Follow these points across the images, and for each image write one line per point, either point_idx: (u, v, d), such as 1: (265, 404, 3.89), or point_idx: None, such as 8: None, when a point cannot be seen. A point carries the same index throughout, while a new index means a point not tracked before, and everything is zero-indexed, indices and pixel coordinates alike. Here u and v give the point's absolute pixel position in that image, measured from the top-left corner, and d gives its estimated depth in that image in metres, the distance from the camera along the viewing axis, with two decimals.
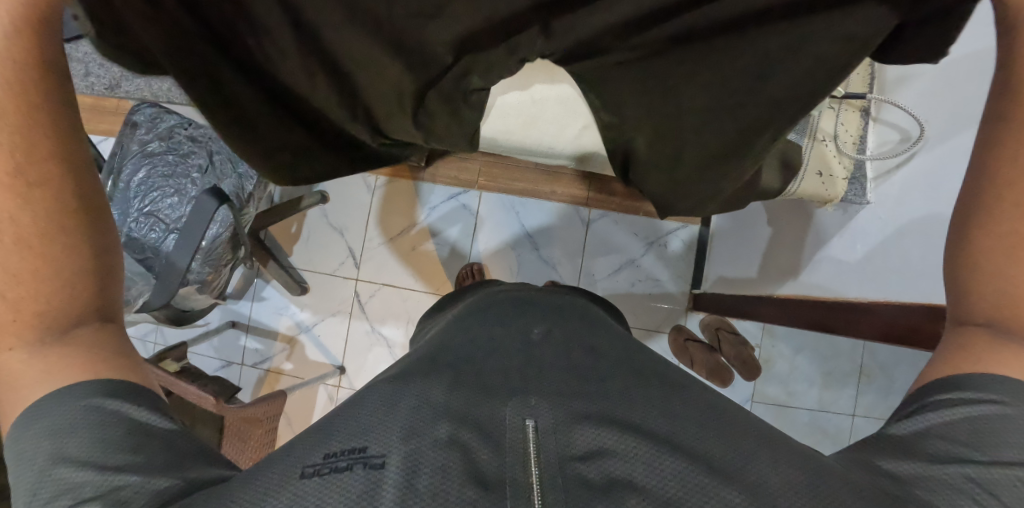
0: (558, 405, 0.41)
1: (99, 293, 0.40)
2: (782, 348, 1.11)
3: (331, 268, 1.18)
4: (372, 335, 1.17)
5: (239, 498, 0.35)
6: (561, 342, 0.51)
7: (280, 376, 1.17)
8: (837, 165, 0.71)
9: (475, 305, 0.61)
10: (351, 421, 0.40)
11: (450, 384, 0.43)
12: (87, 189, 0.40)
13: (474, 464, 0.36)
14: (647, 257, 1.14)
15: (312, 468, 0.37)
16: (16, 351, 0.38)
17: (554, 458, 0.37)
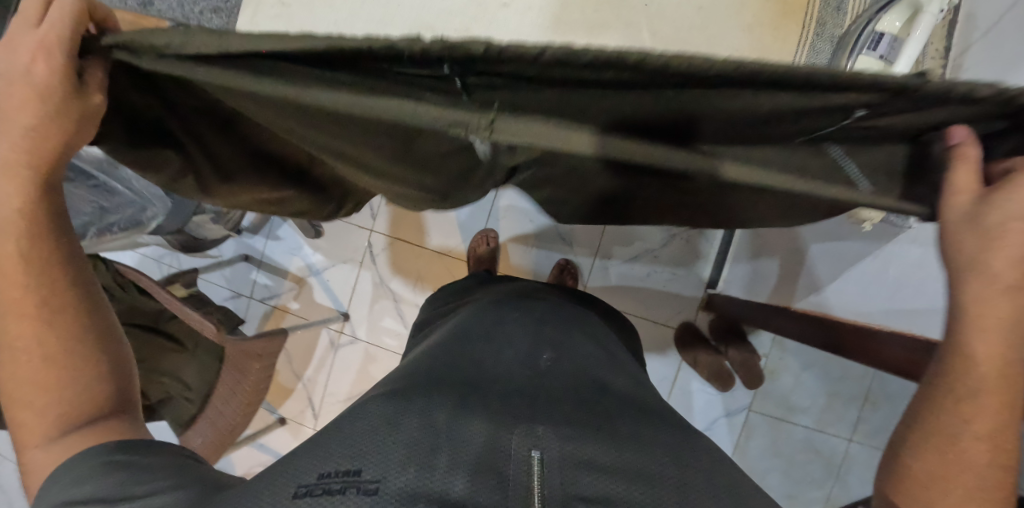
0: (567, 447, 0.42)
1: (116, 384, 0.46)
2: (790, 362, 1.08)
3: (347, 216, 1.17)
4: (380, 287, 1.17)
5: None
6: (568, 370, 0.53)
7: (286, 314, 1.19)
8: None
9: (485, 315, 0.62)
10: (342, 442, 0.43)
11: (453, 409, 0.45)
12: (85, 299, 0.45)
13: (472, 499, 0.38)
14: (667, 249, 1.10)
15: (306, 488, 0.39)
16: (38, 447, 0.43)
17: (558, 494, 0.39)
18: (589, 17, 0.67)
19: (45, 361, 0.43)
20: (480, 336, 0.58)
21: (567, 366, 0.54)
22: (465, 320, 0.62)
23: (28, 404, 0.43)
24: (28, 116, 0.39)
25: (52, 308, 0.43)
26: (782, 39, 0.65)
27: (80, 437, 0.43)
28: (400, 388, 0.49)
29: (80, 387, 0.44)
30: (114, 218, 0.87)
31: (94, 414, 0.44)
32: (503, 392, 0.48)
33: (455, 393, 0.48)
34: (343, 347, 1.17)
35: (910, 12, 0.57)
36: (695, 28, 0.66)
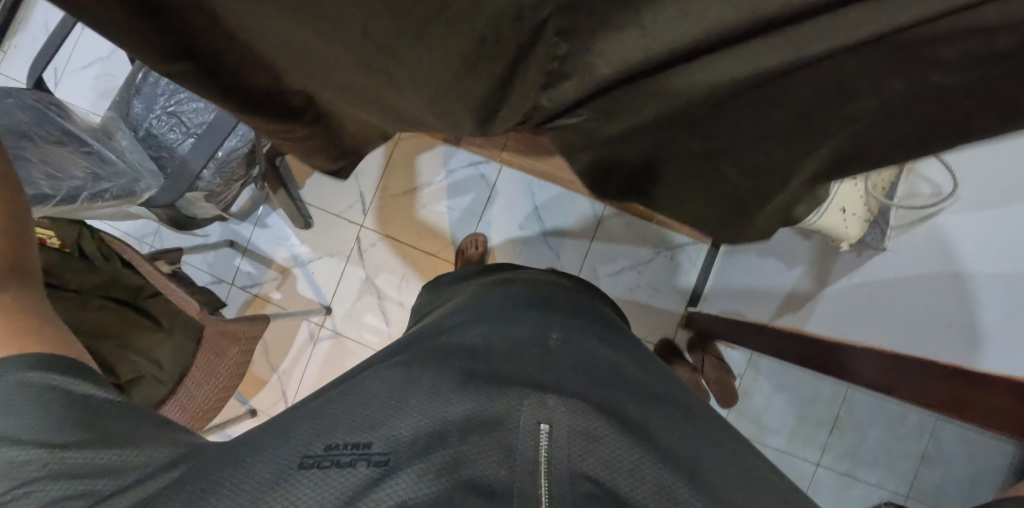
0: (575, 417, 0.43)
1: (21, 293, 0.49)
2: (763, 383, 1.10)
3: (338, 209, 1.18)
4: (365, 282, 1.17)
5: (240, 479, 0.39)
6: (573, 350, 0.54)
7: (267, 303, 1.18)
8: (862, 206, 0.70)
9: (485, 297, 0.63)
10: (350, 415, 0.44)
11: (461, 381, 0.46)
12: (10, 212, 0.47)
13: (479, 474, 0.38)
14: (651, 265, 1.14)
15: (312, 459, 0.40)
16: None
17: (566, 471, 0.39)
18: None
19: None
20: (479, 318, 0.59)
21: (575, 346, 0.55)
22: (460, 306, 0.62)
23: None
24: None
25: None
26: None
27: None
28: (409, 360, 0.51)
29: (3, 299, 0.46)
30: (105, 185, 0.82)
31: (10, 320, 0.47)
32: (513, 365, 0.50)
33: (454, 368, 0.48)
34: (323, 340, 1.16)
35: None
36: None
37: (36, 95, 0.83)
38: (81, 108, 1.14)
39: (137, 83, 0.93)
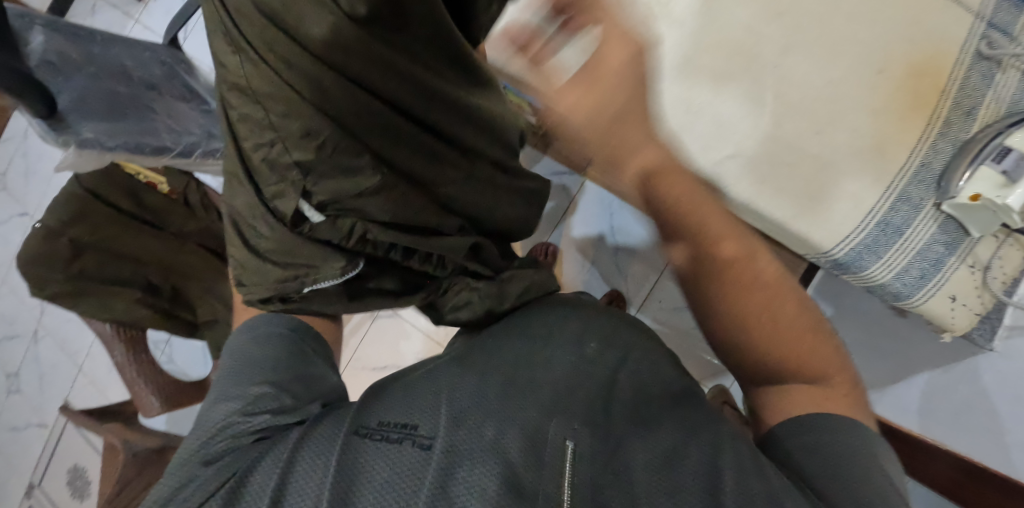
0: (598, 441, 0.43)
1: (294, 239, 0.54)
2: None
3: None
4: None
5: (310, 447, 0.42)
6: (645, 379, 0.53)
7: None
8: (975, 297, 0.65)
9: (546, 302, 0.65)
10: (406, 404, 0.46)
11: (500, 393, 0.47)
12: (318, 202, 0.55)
13: (513, 472, 0.39)
14: None
15: (366, 430, 0.43)
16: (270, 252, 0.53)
17: (588, 484, 0.40)
18: (718, 65, 0.68)
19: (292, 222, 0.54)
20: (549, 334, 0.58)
21: (636, 367, 0.55)
22: (526, 312, 0.62)
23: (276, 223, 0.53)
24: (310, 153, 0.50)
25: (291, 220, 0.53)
26: (906, 132, 0.64)
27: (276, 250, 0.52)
28: (469, 364, 0.52)
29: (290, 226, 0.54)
30: (218, 144, 0.90)
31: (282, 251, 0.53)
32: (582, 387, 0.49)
33: (498, 381, 0.49)
34: (382, 319, 1.20)
35: None
36: (820, 98, 0.66)
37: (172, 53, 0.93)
38: None
39: None
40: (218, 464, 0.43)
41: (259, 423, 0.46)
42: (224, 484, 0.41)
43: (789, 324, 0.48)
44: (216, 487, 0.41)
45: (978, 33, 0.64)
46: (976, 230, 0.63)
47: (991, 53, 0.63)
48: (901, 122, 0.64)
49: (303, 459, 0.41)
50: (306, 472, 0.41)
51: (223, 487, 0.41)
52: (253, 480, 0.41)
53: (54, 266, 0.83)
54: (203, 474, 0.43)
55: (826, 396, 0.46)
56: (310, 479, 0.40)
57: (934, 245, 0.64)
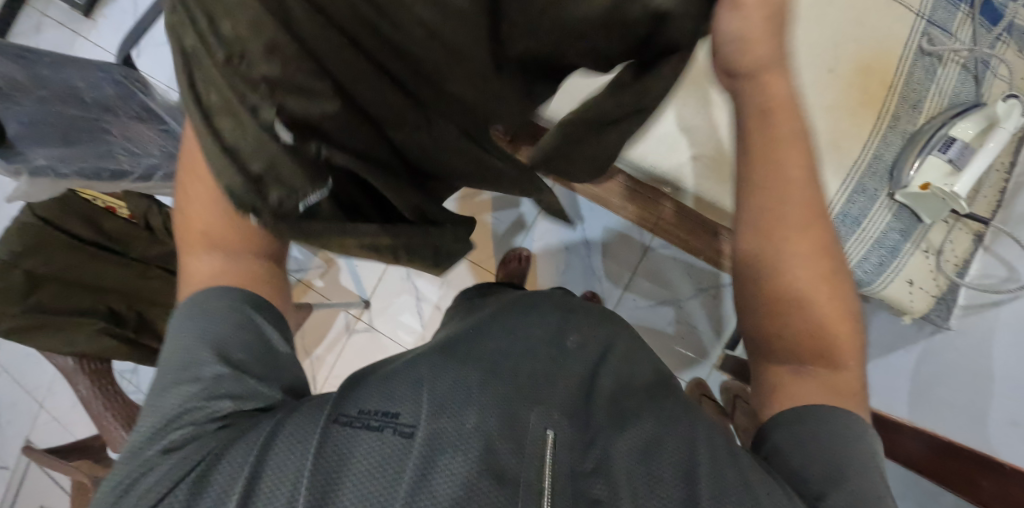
0: (576, 429, 0.45)
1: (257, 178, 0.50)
2: None
3: None
4: (406, 282, 1.18)
5: (285, 437, 0.41)
6: (626, 375, 0.54)
7: (308, 290, 1.21)
8: (932, 281, 0.69)
9: (523, 299, 0.65)
10: (383, 388, 0.45)
11: (481, 380, 0.46)
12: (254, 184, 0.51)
13: (494, 459, 0.40)
14: (692, 302, 1.13)
15: (345, 418, 0.42)
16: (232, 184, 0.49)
17: (567, 470, 0.41)
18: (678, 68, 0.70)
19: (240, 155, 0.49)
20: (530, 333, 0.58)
21: (614, 362, 0.56)
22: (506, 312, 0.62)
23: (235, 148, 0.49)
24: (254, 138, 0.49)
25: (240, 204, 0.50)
26: (859, 126, 0.67)
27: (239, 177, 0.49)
28: (449, 351, 0.51)
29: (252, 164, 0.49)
30: (180, 165, 0.85)
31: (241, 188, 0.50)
32: (565, 382, 0.50)
33: (481, 368, 0.48)
34: (358, 333, 1.18)
35: (984, 124, 0.65)
36: None
37: (125, 73, 0.90)
38: (158, 82, 1.19)
39: None
40: (177, 454, 0.42)
41: (231, 407, 0.44)
42: (190, 473, 0.40)
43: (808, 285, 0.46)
44: (179, 478, 0.40)
45: (920, 30, 0.68)
46: (925, 217, 0.67)
47: (932, 48, 0.67)
48: (854, 117, 0.67)
49: (275, 451, 0.40)
50: (280, 465, 0.40)
51: (189, 475, 0.40)
52: (223, 466, 0.40)
53: (10, 298, 0.80)
54: (162, 465, 0.41)
55: (825, 385, 0.46)
56: (283, 473, 0.39)
57: (890, 233, 0.67)
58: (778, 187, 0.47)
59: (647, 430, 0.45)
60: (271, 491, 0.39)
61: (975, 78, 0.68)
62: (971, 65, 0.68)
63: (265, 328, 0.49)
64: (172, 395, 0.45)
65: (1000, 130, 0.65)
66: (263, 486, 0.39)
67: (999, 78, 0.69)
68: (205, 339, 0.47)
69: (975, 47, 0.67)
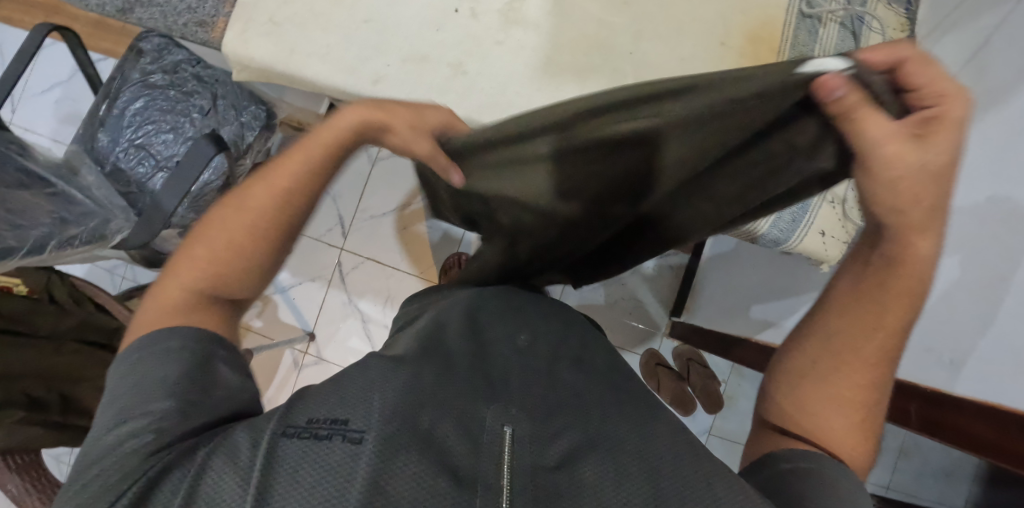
0: (538, 428, 0.44)
1: (271, 256, 0.52)
2: (746, 388, 1.15)
3: (318, 233, 1.16)
4: (349, 307, 1.15)
5: (227, 448, 0.40)
6: (576, 363, 0.55)
7: (248, 332, 1.16)
8: (841, 229, 0.74)
9: (474, 297, 0.64)
10: (336, 393, 0.44)
11: (440, 378, 0.47)
12: (281, 227, 0.52)
13: (451, 460, 0.41)
14: (634, 277, 1.16)
15: (294, 429, 0.41)
16: (239, 255, 0.50)
17: (527, 466, 0.41)
18: (578, 61, 0.71)
19: (267, 224, 0.51)
20: (480, 333, 0.56)
21: (554, 350, 0.56)
22: (460, 304, 0.62)
23: (252, 209, 0.51)
24: (296, 181, 0.51)
25: (252, 236, 0.51)
26: None
27: (256, 250, 0.51)
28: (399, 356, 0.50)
29: (263, 233, 0.51)
30: (76, 230, 0.80)
31: (249, 254, 0.51)
32: (532, 383, 0.50)
33: (437, 371, 0.48)
34: (307, 368, 1.14)
35: None
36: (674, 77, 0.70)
37: None
38: (42, 136, 1.09)
39: (101, 116, 0.90)
40: (115, 477, 0.39)
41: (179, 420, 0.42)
42: (138, 481, 0.39)
43: (844, 392, 0.49)
44: (123, 489, 0.38)
45: None
46: None
47: (810, 11, 0.71)
48: None
49: (216, 468, 0.39)
50: (224, 483, 0.38)
51: (128, 491, 0.38)
52: (161, 491, 0.39)
53: None
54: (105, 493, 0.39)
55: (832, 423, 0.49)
56: (227, 494, 0.38)
57: None
58: (863, 321, 0.49)
59: (606, 427, 0.46)
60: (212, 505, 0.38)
61: (854, 34, 0.73)
62: (848, 21, 0.73)
63: (210, 358, 0.46)
64: (113, 416, 0.43)
65: None
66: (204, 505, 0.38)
67: (874, 32, 0.74)
68: (142, 360, 0.45)
69: (849, 5, 0.72)
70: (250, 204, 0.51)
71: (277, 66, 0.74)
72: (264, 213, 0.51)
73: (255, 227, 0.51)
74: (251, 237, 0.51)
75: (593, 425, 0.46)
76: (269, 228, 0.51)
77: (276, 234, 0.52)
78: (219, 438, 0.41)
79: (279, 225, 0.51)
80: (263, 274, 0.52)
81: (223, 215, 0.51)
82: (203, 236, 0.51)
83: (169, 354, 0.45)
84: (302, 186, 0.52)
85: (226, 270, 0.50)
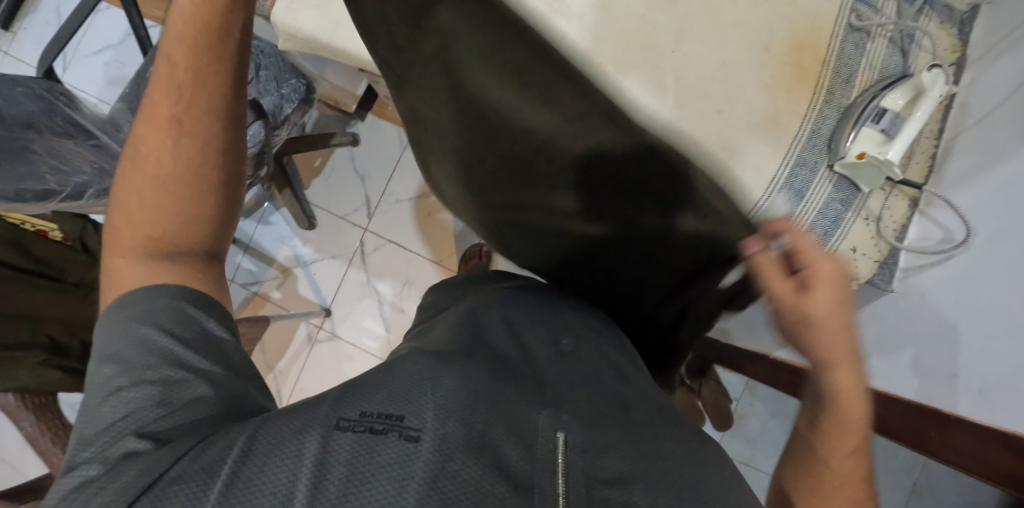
0: (590, 436, 0.44)
1: (227, 159, 0.49)
2: (758, 408, 1.13)
3: (343, 212, 1.18)
4: (367, 287, 1.16)
5: (277, 431, 0.39)
6: (591, 353, 0.55)
7: (266, 302, 1.17)
8: (872, 245, 0.71)
9: (501, 293, 0.64)
10: (385, 387, 0.43)
11: (470, 363, 0.47)
12: (217, 112, 0.48)
13: (506, 465, 0.39)
14: None
15: (348, 422, 0.40)
16: (173, 152, 0.47)
17: (581, 476, 0.40)
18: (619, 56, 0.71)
19: (192, 110, 0.47)
20: (504, 321, 0.57)
21: (588, 351, 0.56)
22: (493, 297, 0.62)
23: (170, 93, 0.47)
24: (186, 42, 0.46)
25: (183, 127, 0.47)
26: (795, 103, 0.69)
27: (193, 149, 0.47)
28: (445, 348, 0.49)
29: (201, 128, 0.47)
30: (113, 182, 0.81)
31: (203, 156, 0.47)
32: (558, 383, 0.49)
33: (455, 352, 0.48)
34: (320, 343, 1.15)
35: (912, 94, 0.67)
36: (715, 77, 0.69)
37: (47, 86, 0.84)
38: (89, 94, 1.13)
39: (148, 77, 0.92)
40: (127, 446, 0.39)
41: (209, 389, 0.42)
42: (196, 445, 0.38)
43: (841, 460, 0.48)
44: (172, 459, 0.37)
45: (848, 7, 0.70)
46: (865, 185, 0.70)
47: (859, 24, 0.70)
48: (791, 94, 0.69)
49: (264, 452, 0.38)
50: (272, 468, 0.37)
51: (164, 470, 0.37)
52: (199, 463, 0.37)
53: None
54: (130, 467, 0.37)
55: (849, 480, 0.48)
56: (276, 480, 0.37)
57: (832, 203, 0.70)
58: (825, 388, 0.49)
59: (628, 431, 0.46)
60: (257, 492, 0.36)
61: (902, 51, 0.72)
62: (898, 38, 0.72)
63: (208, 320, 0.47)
64: (118, 371, 0.43)
65: (928, 98, 0.66)
66: (247, 492, 0.36)
67: (923, 50, 0.73)
68: (139, 318, 0.44)
69: (899, 20, 0.71)
70: (165, 85, 0.47)
71: (322, 38, 0.75)
72: (181, 95, 0.47)
73: (170, 165, 0.47)
74: (184, 129, 0.47)
75: (610, 426, 0.46)
76: (188, 161, 0.47)
77: (218, 123, 0.48)
78: (266, 424, 0.40)
79: (212, 107, 0.47)
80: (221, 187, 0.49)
81: (134, 162, 0.47)
82: (131, 173, 0.47)
83: (168, 317, 0.45)
84: (209, 51, 0.46)
85: (182, 184, 0.47)
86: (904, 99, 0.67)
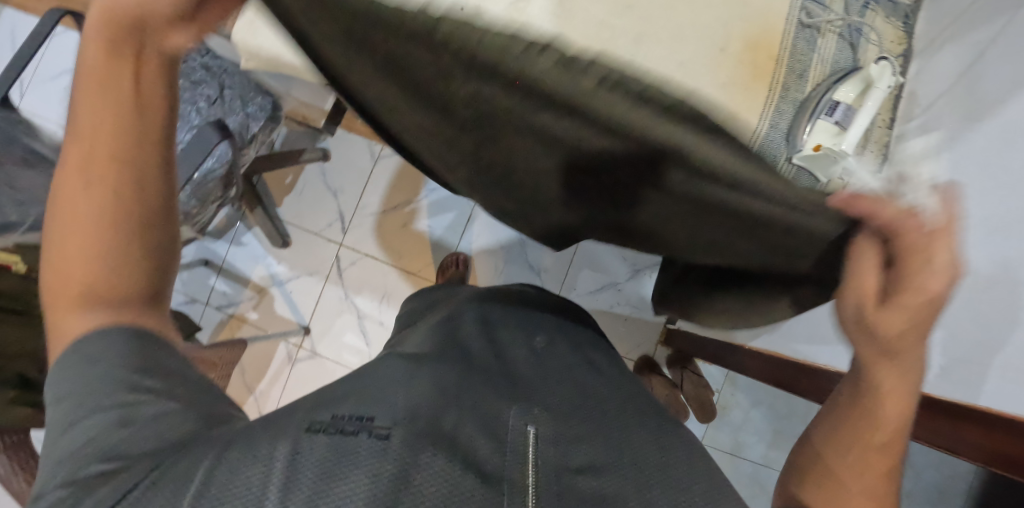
0: (561, 428, 0.45)
1: (149, 201, 0.40)
2: (740, 399, 1.15)
3: (317, 228, 1.17)
4: (345, 302, 1.16)
5: (244, 441, 0.39)
6: (566, 354, 0.56)
7: (243, 324, 1.16)
8: None
9: (480, 297, 0.64)
10: (359, 394, 0.43)
11: (446, 370, 0.47)
12: (131, 145, 0.39)
13: (475, 459, 0.40)
14: (630, 283, 1.16)
15: (319, 425, 0.40)
16: (80, 201, 0.38)
17: (551, 463, 0.41)
18: None
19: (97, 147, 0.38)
20: (478, 325, 0.57)
21: (561, 350, 0.57)
22: (472, 305, 0.62)
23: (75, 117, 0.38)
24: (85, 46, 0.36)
25: (92, 166, 0.38)
26: (752, 99, 0.72)
27: (100, 193, 0.39)
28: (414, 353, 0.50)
29: (107, 170, 0.39)
30: None
31: (119, 207, 0.39)
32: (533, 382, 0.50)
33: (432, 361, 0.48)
34: (301, 362, 1.14)
35: (861, 86, 0.71)
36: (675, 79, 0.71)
37: None
38: (49, 121, 1.11)
39: None
40: (85, 478, 0.38)
41: (166, 410, 0.41)
42: (150, 474, 0.37)
43: None
44: (131, 485, 0.37)
45: (797, 5, 0.73)
46: None
47: (809, 21, 0.73)
48: (748, 91, 0.72)
49: (233, 455, 0.37)
50: (240, 481, 0.36)
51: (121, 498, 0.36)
52: (163, 484, 0.36)
53: None
54: (97, 491, 0.37)
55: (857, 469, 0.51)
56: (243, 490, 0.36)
57: None
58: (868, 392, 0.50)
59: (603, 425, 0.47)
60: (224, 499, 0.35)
61: (851, 45, 0.75)
62: (846, 33, 0.75)
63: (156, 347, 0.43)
64: (70, 408, 0.40)
65: (876, 90, 0.69)
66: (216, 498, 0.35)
67: (871, 43, 0.76)
68: (76, 364, 0.41)
69: (846, 16, 0.75)
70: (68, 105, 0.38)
71: (285, 56, 0.75)
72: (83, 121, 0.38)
73: (84, 213, 0.39)
74: (93, 174, 0.38)
75: (584, 422, 0.47)
76: (102, 208, 0.39)
77: (135, 157, 0.39)
78: (231, 440, 0.39)
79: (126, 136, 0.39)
80: (151, 234, 0.41)
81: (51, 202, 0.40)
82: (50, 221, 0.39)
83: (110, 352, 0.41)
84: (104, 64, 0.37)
85: (93, 237, 0.39)
86: (856, 92, 0.71)
